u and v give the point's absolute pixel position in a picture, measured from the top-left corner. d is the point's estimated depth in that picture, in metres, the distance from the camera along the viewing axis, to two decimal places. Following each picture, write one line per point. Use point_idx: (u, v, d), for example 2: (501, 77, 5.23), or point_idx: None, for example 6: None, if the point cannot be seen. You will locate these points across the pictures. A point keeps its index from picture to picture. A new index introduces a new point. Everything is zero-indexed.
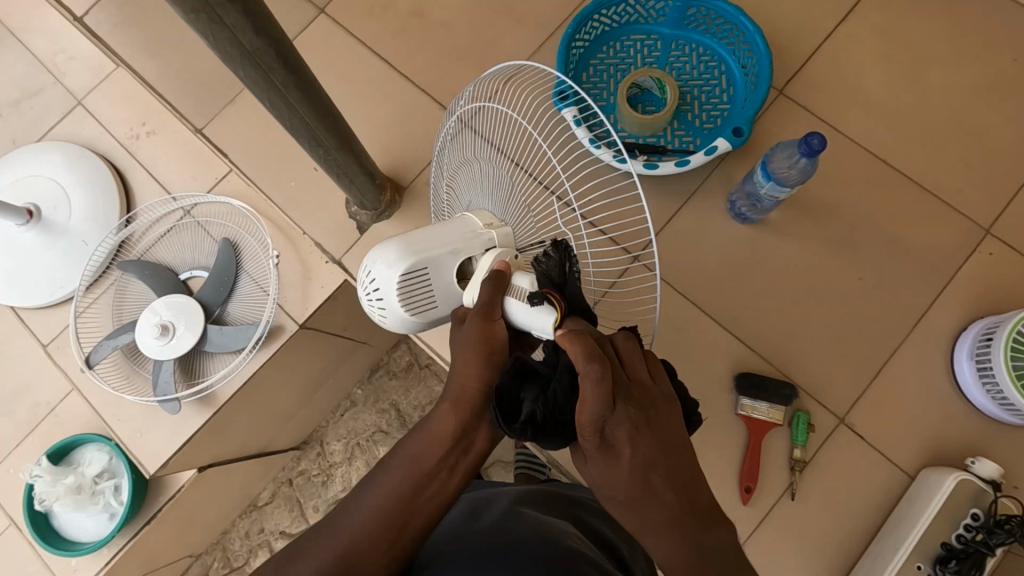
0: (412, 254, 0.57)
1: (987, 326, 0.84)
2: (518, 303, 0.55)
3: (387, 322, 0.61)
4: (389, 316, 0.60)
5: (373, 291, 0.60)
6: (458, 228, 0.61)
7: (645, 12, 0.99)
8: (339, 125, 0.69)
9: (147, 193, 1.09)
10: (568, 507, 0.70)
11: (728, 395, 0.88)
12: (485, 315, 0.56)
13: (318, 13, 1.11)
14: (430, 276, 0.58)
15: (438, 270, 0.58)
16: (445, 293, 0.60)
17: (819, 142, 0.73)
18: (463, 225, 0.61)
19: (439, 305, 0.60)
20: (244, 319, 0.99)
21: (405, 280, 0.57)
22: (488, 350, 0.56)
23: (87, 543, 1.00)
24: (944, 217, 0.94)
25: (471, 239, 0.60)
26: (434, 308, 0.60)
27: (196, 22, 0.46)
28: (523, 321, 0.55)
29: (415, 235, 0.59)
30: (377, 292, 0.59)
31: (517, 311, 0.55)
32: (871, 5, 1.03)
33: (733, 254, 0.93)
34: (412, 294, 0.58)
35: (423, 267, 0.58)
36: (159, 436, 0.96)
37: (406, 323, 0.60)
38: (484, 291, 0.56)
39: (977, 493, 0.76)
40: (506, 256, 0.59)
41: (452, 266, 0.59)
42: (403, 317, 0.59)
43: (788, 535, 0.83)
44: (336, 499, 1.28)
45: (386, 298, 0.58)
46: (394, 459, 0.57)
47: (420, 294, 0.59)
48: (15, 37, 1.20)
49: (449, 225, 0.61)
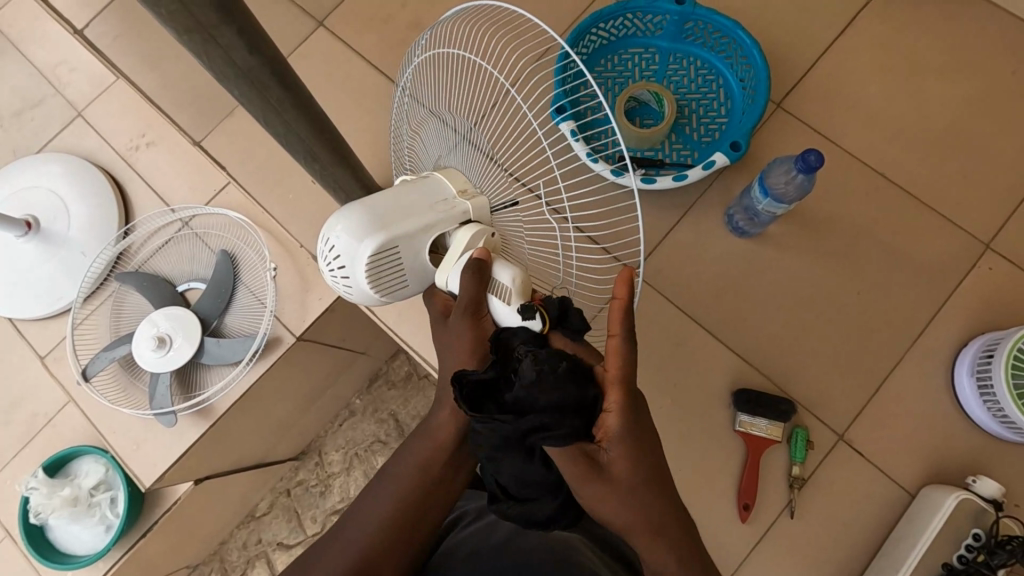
0: (383, 234, 0.55)
1: (988, 342, 0.83)
2: (505, 305, 0.54)
3: (351, 295, 0.60)
4: (356, 292, 0.59)
5: (335, 263, 0.57)
6: (431, 199, 0.57)
7: (643, 25, 0.99)
8: (335, 139, 0.69)
9: (146, 204, 1.09)
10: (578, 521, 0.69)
11: (727, 411, 0.87)
12: (473, 313, 0.56)
13: (318, 25, 1.12)
14: (400, 254, 0.56)
15: (410, 250, 0.57)
16: (416, 271, 0.59)
17: (817, 158, 0.72)
18: (435, 194, 0.58)
19: (410, 283, 0.60)
20: (241, 331, 0.99)
21: (375, 259, 0.55)
22: (481, 348, 0.56)
23: (83, 556, 1.00)
24: (945, 232, 0.93)
25: (446, 214, 0.57)
26: (405, 287, 0.60)
27: (189, 43, 0.45)
28: (506, 322, 0.55)
29: (385, 210, 0.55)
30: (340, 265, 0.56)
31: (501, 310, 0.55)
32: (871, 18, 1.03)
33: (732, 268, 0.93)
34: (381, 273, 0.56)
35: (394, 245, 0.55)
36: (155, 449, 0.96)
37: (372, 298, 0.59)
38: (470, 289, 0.54)
39: (978, 513, 0.76)
40: (483, 236, 0.57)
41: (425, 246, 0.57)
42: (370, 294, 0.58)
43: (788, 552, 0.82)
44: (334, 511, 1.27)
45: (351, 274, 0.56)
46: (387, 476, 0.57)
47: (391, 277, 0.57)
48: (17, 48, 1.21)
49: (421, 194, 0.57)
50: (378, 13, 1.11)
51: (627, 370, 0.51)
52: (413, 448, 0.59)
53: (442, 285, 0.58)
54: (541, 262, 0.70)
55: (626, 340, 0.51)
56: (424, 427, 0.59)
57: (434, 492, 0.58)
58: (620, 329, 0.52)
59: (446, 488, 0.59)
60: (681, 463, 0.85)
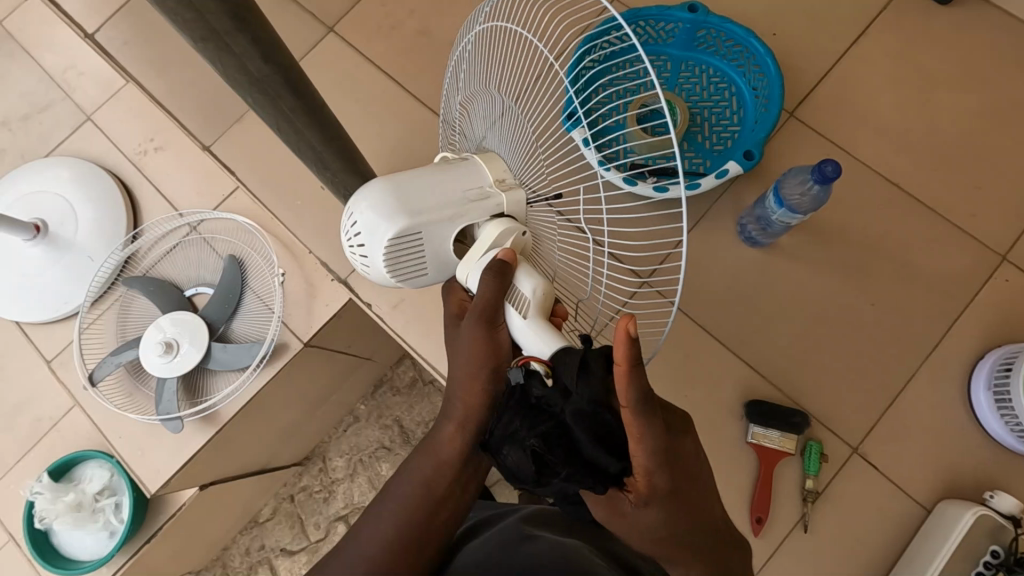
0: (409, 215, 0.54)
1: (1006, 356, 0.82)
2: (519, 317, 0.54)
3: (366, 273, 0.59)
4: (372, 271, 0.58)
5: (355, 237, 0.56)
6: (466, 187, 0.56)
7: (655, 33, 0.99)
8: (346, 146, 0.69)
9: (154, 209, 1.09)
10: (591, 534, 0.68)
11: (738, 422, 0.86)
12: (488, 321, 0.55)
13: (327, 31, 1.12)
14: (424, 240, 0.55)
15: (435, 236, 0.56)
16: (437, 260, 0.58)
17: (833, 169, 0.72)
18: (470, 182, 0.56)
19: (430, 273, 0.59)
20: (249, 336, 0.98)
21: (397, 241, 0.54)
22: (494, 357, 0.57)
23: (87, 561, 0.99)
24: (959, 242, 0.92)
25: (478, 205, 0.56)
26: (425, 276, 0.59)
27: (205, 51, 0.45)
28: (521, 339, 0.55)
29: (413, 189, 0.55)
30: (360, 240, 0.56)
31: (516, 323, 0.55)
32: (883, 27, 1.02)
33: (744, 277, 0.92)
34: (401, 256, 0.56)
35: (418, 230, 0.54)
36: (159, 456, 0.95)
37: (388, 280, 0.59)
38: (490, 295, 0.54)
39: (996, 529, 0.75)
40: (512, 235, 0.56)
41: (451, 235, 0.56)
42: (386, 275, 0.58)
43: (801, 568, 0.81)
44: (337, 517, 1.26)
45: (370, 252, 0.55)
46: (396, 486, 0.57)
47: (412, 260, 0.56)
48: (26, 53, 1.21)
49: (455, 179, 0.56)
50: (387, 19, 1.11)
51: (650, 440, 0.45)
52: (421, 461, 0.58)
53: (462, 279, 0.58)
54: (573, 271, 0.68)
55: (637, 412, 0.44)
56: (432, 442, 0.60)
57: (444, 505, 0.57)
58: (630, 397, 0.43)
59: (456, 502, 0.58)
60: None
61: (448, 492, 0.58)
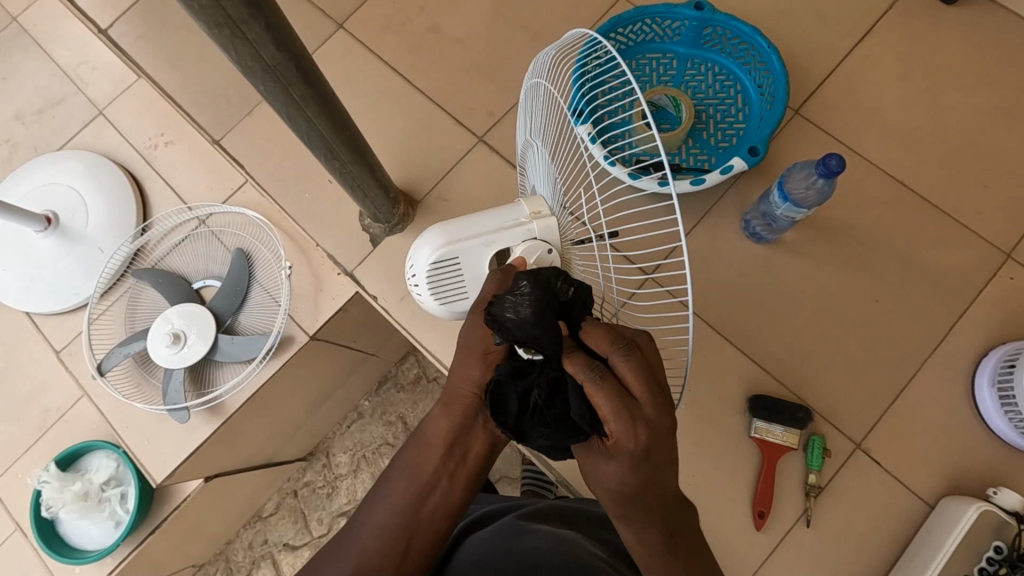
0: (444, 247, 0.61)
1: (1010, 352, 0.82)
2: None
3: (426, 305, 0.68)
4: (426, 300, 0.66)
5: (413, 277, 0.66)
6: (504, 217, 0.61)
7: (662, 31, 1.00)
8: (356, 139, 0.70)
9: (164, 202, 1.11)
10: (593, 532, 0.70)
11: (740, 417, 0.87)
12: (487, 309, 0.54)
13: (337, 28, 1.13)
14: (461, 266, 0.62)
15: (469, 259, 0.61)
16: (474, 280, 0.63)
17: (838, 163, 0.72)
18: (507, 217, 0.60)
19: (470, 293, 0.64)
20: (255, 328, 0.99)
21: (435, 268, 0.62)
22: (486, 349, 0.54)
23: (92, 551, 0.99)
24: (964, 241, 0.92)
25: (509, 232, 0.60)
26: (466, 297, 0.64)
27: (219, 37, 0.46)
28: None
29: (455, 225, 0.62)
30: (415, 277, 0.66)
31: None
32: (888, 26, 1.02)
33: (748, 273, 0.92)
34: (442, 280, 0.63)
35: (453, 256, 0.61)
36: (166, 447, 0.97)
37: (440, 307, 0.66)
38: (487, 285, 0.55)
39: (1000, 525, 0.74)
40: (536, 252, 0.58)
41: (484, 258, 0.61)
42: (435, 301, 0.65)
43: (803, 563, 0.81)
44: (340, 512, 1.27)
45: (419, 282, 0.65)
46: (394, 471, 0.60)
47: (452, 283, 0.63)
48: (40, 46, 1.23)
49: (492, 213, 0.62)
50: (396, 16, 1.12)
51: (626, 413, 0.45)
52: (408, 450, 0.59)
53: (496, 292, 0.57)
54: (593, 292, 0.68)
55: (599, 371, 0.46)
56: (421, 431, 0.60)
57: (429, 494, 0.58)
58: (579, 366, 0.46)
59: (444, 499, 0.58)
60: (695, 469, 0.85)
61: (433, 484, 0.58)
